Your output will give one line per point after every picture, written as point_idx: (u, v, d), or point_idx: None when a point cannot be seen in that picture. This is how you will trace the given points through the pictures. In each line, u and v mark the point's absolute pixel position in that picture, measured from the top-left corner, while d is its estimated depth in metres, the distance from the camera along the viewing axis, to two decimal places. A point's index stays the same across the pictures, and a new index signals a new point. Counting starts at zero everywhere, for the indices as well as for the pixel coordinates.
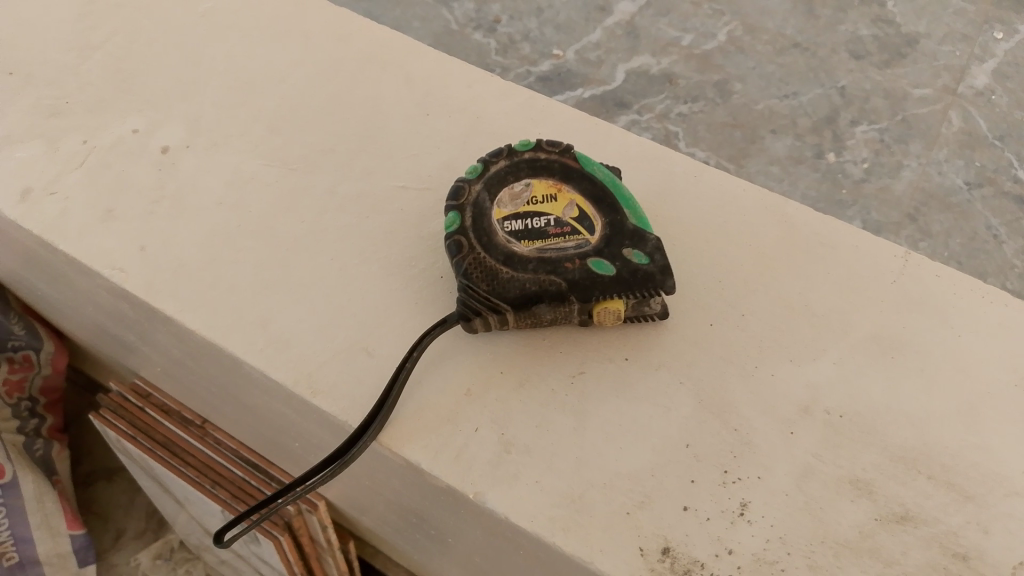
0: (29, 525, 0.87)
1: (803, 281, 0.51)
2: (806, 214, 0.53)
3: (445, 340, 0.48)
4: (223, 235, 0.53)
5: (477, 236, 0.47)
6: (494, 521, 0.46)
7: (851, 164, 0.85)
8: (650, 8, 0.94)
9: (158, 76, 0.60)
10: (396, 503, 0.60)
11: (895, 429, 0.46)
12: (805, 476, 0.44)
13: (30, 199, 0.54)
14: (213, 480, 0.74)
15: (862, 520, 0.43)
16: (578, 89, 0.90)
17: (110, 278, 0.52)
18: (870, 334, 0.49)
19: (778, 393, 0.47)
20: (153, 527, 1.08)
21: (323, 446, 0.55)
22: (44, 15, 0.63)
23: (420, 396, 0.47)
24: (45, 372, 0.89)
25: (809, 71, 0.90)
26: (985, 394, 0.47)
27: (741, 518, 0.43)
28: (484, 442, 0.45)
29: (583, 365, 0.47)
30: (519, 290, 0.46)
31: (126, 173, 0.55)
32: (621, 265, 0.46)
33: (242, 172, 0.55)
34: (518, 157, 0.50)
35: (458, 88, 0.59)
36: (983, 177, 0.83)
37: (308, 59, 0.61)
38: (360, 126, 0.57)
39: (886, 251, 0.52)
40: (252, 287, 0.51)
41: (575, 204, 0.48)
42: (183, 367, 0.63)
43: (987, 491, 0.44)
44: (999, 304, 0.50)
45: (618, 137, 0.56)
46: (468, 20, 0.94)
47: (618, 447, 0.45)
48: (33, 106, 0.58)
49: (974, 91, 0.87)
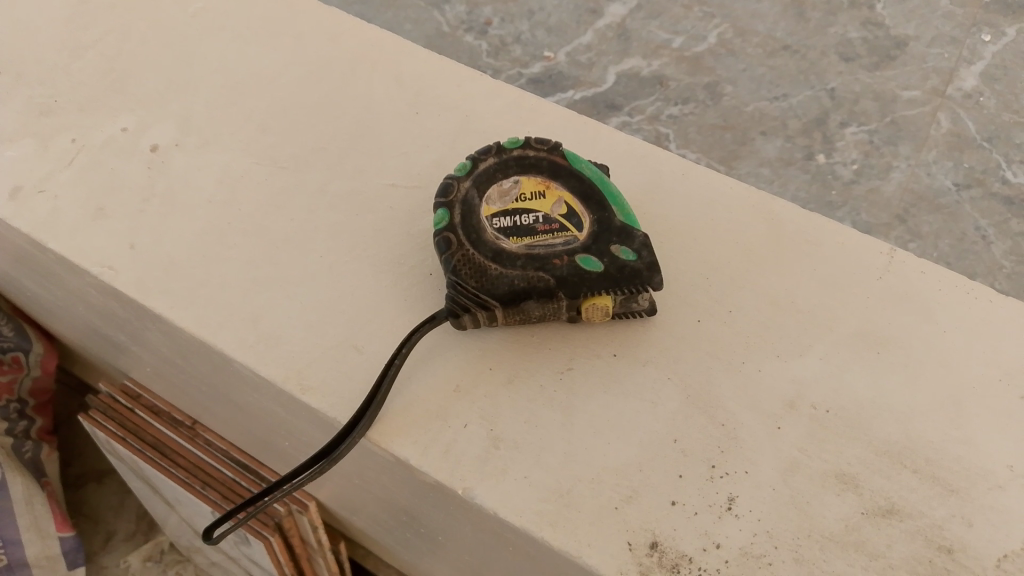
0: (18, 527, 0.87)
1: (789, 277, 0.51)
2: (792, 211, 0.54)
3: (434, 336, 0.48)
4: (213, 233, 0.53)
5: (466, 233, 0.47)
6: (483, 516, 0.46)
7: (841, 166, 0.86)
8: (640, 9, 0.94)
9: (148, 76, 0.60)
10: (387, 501, 0.60)
11: (880, 424, 0.46)
12: (791, 471, 0.45)
13: (20, 197, 0.54)
14: (203, 481, 0.74)
15: (848, 514, 0.44)
16: (569, 91, 0.91)
17: (100, 276, 0.52)
18: (856, 330, 0.49)
19: (765, 389, 0.47)
20: (144, 529, 1.08)
21: (312, 444, 0.55)
22: (35, 14, 0.63)
23: (410, 392, 0.47)
24: (35, 374, 0.90)
25: (799, 73, 0.90)
26: (969, 389, 0.47)
27: (728, 513, 0.44)
28: (473, 438, 0.46)
29: (571, 361, 0.48)
30: (507, 286, 0.46)
31: (116, 171, 0.55)
32: (609, 262, 0.47)
33: (231, 170, 0.55)
34: (506, 154, 0.50)
35: (448, 88, 0.59)
36: (972, 178, 0.84)
37: (299, 59, 0.61)
38: (350, 125, 0.57)
39: (872, 248, 0.52)
40: (242, 285, 0.51)
41: (564, 202, 0.49)
42: (173, 366, 0.63)
43: (971, 484, 0.45)
44: (983, 300, 0.50)
45: (607, 135, 0.57)
46: (460, 23, 0.94)
47: (606, 442, 0.45)
48: (23, 105, 0.58)
49: (962, 94, 0.87)
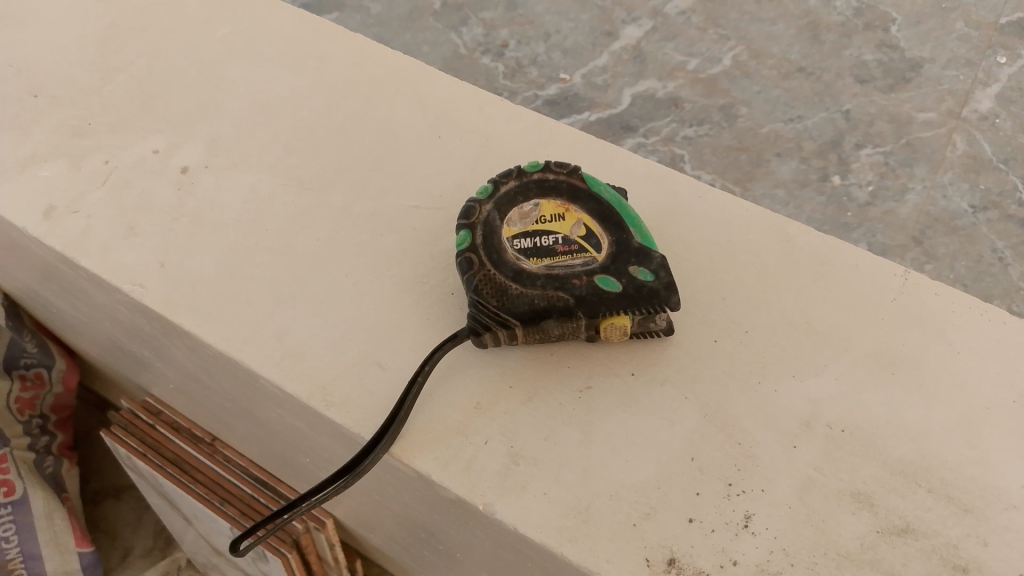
0: (37, 543, 0.88)
1: (803, 298, 0.52)
2: (806, 233, 0.55)
3: (455, 354, 0.49)
4: (241, 251, 0.54)
5: (487, 253, 0.49)
6: (503, 532, 0.47)
7: (856, 187, 0.87)
8: (656, 32, 0.96)
9: (178, 98, 0.62)
10: (406, 518, 0.61)
11: (896, 443, 0.47)
12: (807, 489, 0.45)
13: (53, 216, 0.56)
14: (221, 497, 0.75)
15: (864, 532, 0.44)
16: (585, 113, 0.92)
17: (131, 293, 0.53)
18: (870, 350, 0.50)
19: (781, 408, 0.48)
20: (160, 546, 1.08)
21: (334, 459, 0.56)
22: (65, 39, 0.65)
23: (431, 409, 0.48)
24: (57, 390, 0.92)
25: (814, 95, 0.92)
26: (983, 409, 0.48)
27: (744, 530, 0.44)
28: (493, 453, 0.47)
29: (590, 380, 0.48)
30: (527, 305, 0.47)
31: (146, 191, 0.57)
32: (627, 282, 0.48)
33: (258, 191, 0.57)
34: (527, 177, 0.51)
35: (469, 111, 0.61)
36: (988, 201, 0.85)
37: (323, 81, 0.63)
38: (375, 146, 0.59)
39: (887, 269, 0.53)
40: (269, 303, 0.52)
41: (582, 223, 0.50)
42: (198, 383, 0.65)
43: (984, 503, 0.45)
44: (995, 321, 0.51)
45: (625, 157, 0.58)
46: (477, 45, 0.96)
47: (625, 459, 0.46)
48: (56, 126, 0.60)
49: (977, 116, 0.89)
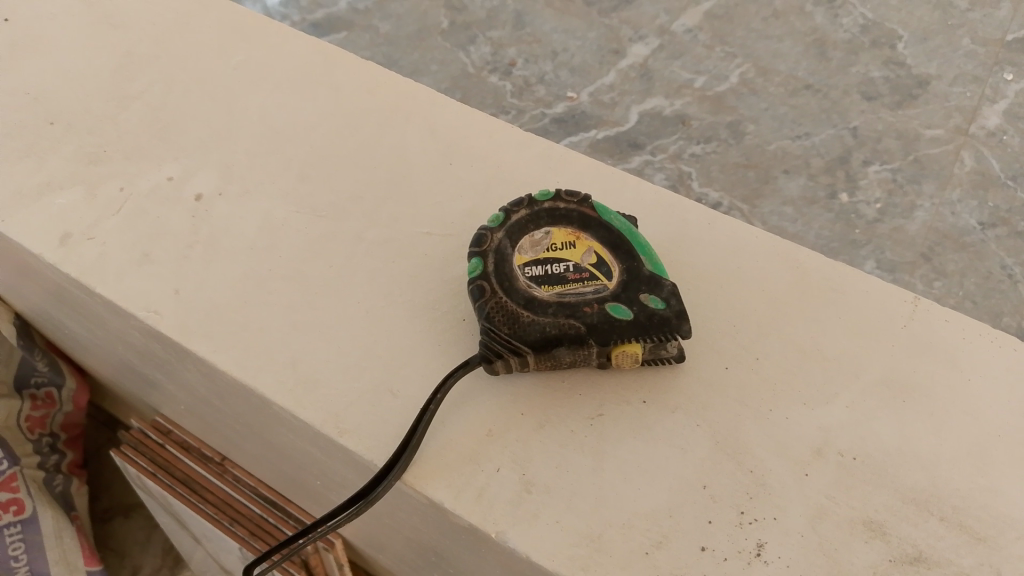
0: (47, 561, 0.86)
1: (814, 325, 0.52)
2: (816, 260, 0.55)
3: (467, 382, 0.50)
4: (254, 278, 0.55)
5: (499, 280, 0.49)
6: (515, 559, 0.47)
7: (864, 205, 0.88)
8: (662, 50, 0.97)
9: (192, 124, 0.63)
10: (417, 541, 0.61)
11: (907, 471, 0.47)
12: (819, 518, 0.45)
13: (69, 243, 0.57)
14: (231, 517, 0.76)
15: (876, 560, 0.44)
16: (592, 130, 0.93)
17: (146, 319, 0.54)
18: (880, 377, 0.50)
19: (792, 436, 0.48)
20: (169, 564, 1.08)
21: (346, 484, 0.56)
22: (78, 63, 0.66)
23: (444, 436, 0.48)
24: (67, 409, 0.93)
25: (822, 113, 0.92)
26: (995, 436, 0.48)
27: (757, 559, 0.44)
28: (506, 481, 0.47)
29: (601, 407, 0.49)
30: (539, 333, 0.47)
31: (161, 219, 0.58)
32: (638, 309, 0.48)
33: (272, 218, 0.58)
34: (538, 206, 0.52)
35: (480, 137, 0.61)
36: (997, 217, 0.86)
37: (336, 107, 0.63)
38: (387, 173, 0.60)
39: (896, 296, 0.53)
40: (283, 329, 0.53)
41: (593, 251, 0.50)
42: (210, 405, 0.65)
43: (998, 532, 0.45)
44: (1006, 347, 0.51)
45: (635, 182, 0.58)
46: (484, 63, 0.97)
47: (637, 486, 0.46)
48: (72, 153, 0.61)
49: (985, 132, 0.90)
